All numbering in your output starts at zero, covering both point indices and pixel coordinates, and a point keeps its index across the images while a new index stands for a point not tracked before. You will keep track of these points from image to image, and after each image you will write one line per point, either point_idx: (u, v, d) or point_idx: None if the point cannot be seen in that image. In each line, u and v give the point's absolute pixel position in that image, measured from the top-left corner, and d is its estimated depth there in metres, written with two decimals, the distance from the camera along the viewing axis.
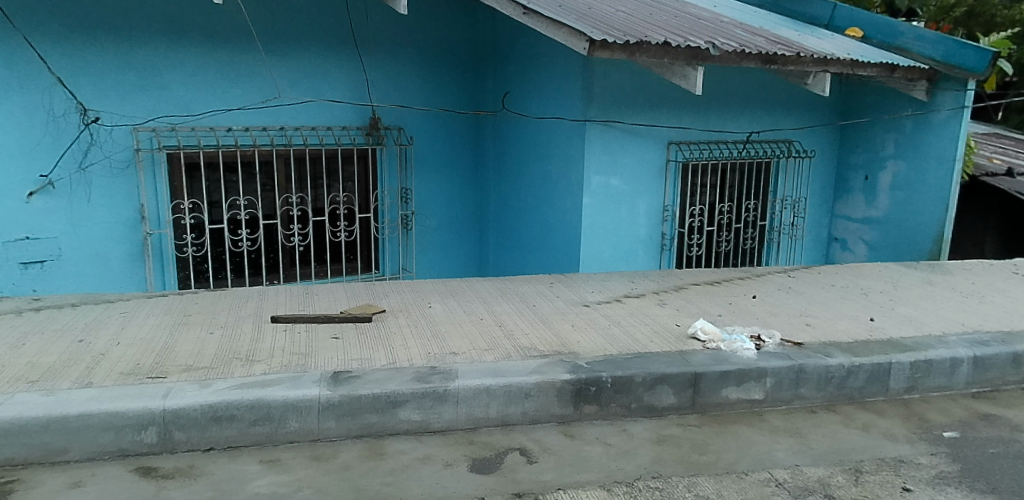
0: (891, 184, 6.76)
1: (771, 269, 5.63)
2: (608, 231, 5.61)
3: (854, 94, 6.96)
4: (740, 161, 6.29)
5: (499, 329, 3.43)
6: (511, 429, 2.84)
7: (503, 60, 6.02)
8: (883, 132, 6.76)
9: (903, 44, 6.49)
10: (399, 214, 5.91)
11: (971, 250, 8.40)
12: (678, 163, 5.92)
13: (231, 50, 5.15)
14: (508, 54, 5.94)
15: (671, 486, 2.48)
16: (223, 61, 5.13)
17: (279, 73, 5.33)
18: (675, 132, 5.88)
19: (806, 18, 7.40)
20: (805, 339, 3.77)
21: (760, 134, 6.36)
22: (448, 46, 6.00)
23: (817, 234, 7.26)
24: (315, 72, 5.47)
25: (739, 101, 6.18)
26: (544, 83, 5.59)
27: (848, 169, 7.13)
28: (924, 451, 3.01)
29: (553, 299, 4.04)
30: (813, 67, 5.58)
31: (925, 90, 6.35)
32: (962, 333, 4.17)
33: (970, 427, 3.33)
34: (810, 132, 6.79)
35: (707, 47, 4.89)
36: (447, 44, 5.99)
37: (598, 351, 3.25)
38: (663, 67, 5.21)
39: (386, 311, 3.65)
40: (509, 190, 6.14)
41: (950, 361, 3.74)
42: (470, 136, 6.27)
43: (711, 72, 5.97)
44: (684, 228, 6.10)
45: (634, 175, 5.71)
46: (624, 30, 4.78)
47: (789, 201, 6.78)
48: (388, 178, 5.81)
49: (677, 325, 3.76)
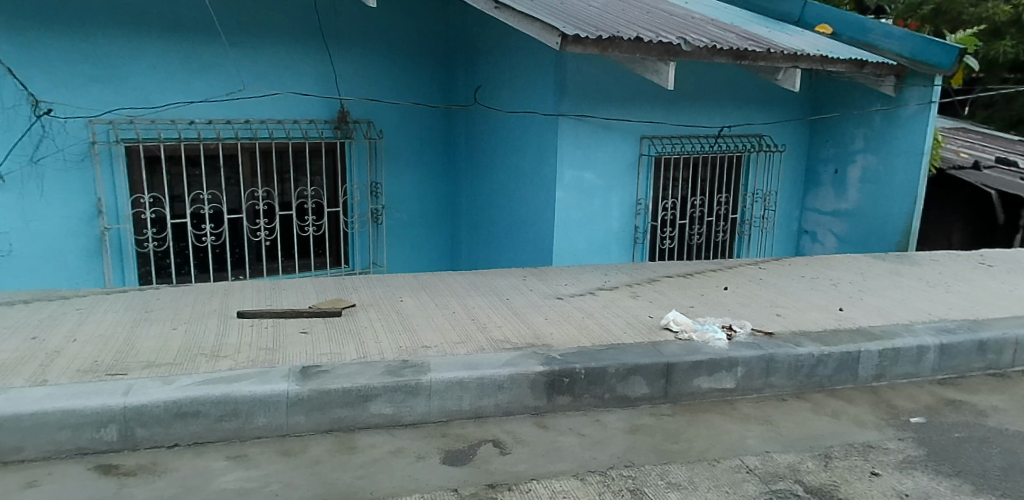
0: (860, 177, 6.86)
1: (742, 261, 5.69)
2: (581, 224, 5.62)
3: (824, 89, 7.05)
4: (712, 155, 6.34)
5: (471, 323, 3.42)
6: (484, 421, 2.83)
7: (475, 54, 5.99)
8: (851, 125, 6.86)
9: (871, 41, 6.58)
10: (369, 208, 5.85)
11: (938, 240, 8.61)
12: (650, 157, 5.95)
13: (196, 44, 5.07)
14: (480, 49, 5.93)
15: (643, 474, 2.48)
16: (187, 55, 5.05)
17: (247, 67, 5.26)
18: (648, 126, 5.91)
19: (777, 15, 7.49)
20: (776, 329, 3.81)
21: (731, 129, 6.42)
22: (419, 41, 5.96)
23: (787, 227, 7.35)
24: (284, 67, 5.41)
25: (710, 96, 6.23)
26: (516, 78, 5.58)
27: (817, 163, 7.22)
28: (892, 437, 3.06)
29: (526, 292, 4.04)
30: (783, 63, 5.63)
31: (894, 86, 6.43)
32: (928, 321, 4.25)
33: (936, 413, 3.41)
34: (780, 125, 6.86)
35: (679, 42, 4.91)
36: (419, 38, 5.95)
37: (572, 343, 3.25)
38: (635, 63, 5.23)
39: (357, 306, 3.62)
40: (481, 185, 6.12)
41: (917, 349, 3.81)
42: (442, 131, 6.24)
43: (683, 67, 6.01)
44: (657, 221, 6.13)
45: (607, 169, 5.72)
46: (596, 26, 4.78)
47: (760, 194, 6.85)
48: (358, 172, 5.75)
49: (649, 317, 3.78)
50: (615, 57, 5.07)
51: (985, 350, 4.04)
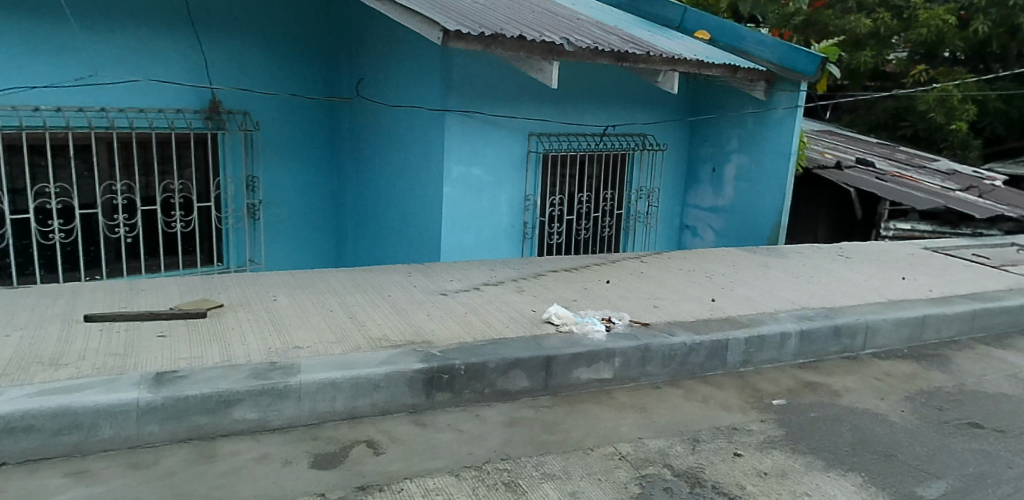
0: (735, 176, 7.24)
1: (626, 255, 5.86)
2: (470, 220, 5.61)
3: (703, 91, 7.39)
4: (598, 153, 6.49)
5: (348, 321, 3.32)
6: (358, 422, 2.76)
7: (359, 46, 5.85)
8: (727, 127, 7.23)
9: (745, 48, 6.97)
10: (245, 203, 5.60)
11: (805, 236, 9.17)
12: (538, 154, 6.02)
13: (41, 24, 4.64)
14: (364, 41, 5.79)
15: (519, 466, 2.51)
16: (31, 36, 4.62)
17: (102, 51, 4.87)
18: (535, 124, 5.98)
19: (660, 20, 7.79)
20: (652, 320, 3.95)
21: (616, 127, 6.60)
22: (299, 31, 5.72)
23: (670, 222, 7.66)
24: (148, 53, 5.07)
25: (596, 95, 6.37)
26: (401, 71, 5.49)
27: (696, 162, 7.57)
28: (754, 419, 3.28)
29: (408, 289, 3.98)
30: (663, 66, 5.83)
31: (764, 90, 6.88)
32: (791, 309, 4.55)
33: (795, 395, 3.66)
34: (661, 125, 7.13)
35: (561, 42, 4.97)
36: (300, 28, 5.73)
37: (452, 339, 3.23)
38: (520, 60, 5.26)
39: (224, 307, 3.43)
40: (368, 181, 5.98)
41: (780, 335, 4.07)
42: (326, 125, 6.05)
43: (569, 66, 6.12)
44: (544, 217, 6.21)
45: (495, 165, 5.73)
46: (479, 22, 4.77)
47: (644, 191, 7.10)
48: (231, 165, 5.49)
49: (532, 311, 3.82)
50: (499, 54, 5.08)
51: (840, 335, 4.38)
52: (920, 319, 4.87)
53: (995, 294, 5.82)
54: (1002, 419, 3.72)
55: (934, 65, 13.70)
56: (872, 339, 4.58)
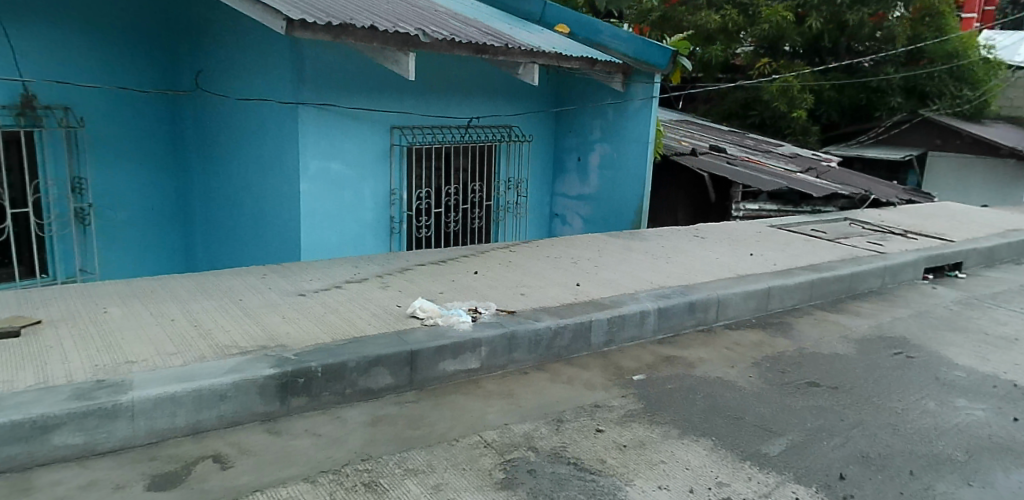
0: (599, 164, 7.46)
1: (495, 245, 5.90)
2: (331, 217, 5.43)
3: (565, 83, 7.55)
4: (463, 145, 6.47)
5: (193, 330, 3.10)
6: (204, 436, 2.58)
7: (202, 37, 5.50)
8: (590, 117, 7.44)
9: (603, 42, 7.20)
10: (71, 207, 5.10)
11: (667, 219, 9.82)
12: (402, 147, 5.90)
13: None
14: (207, 31, 5.46)
15: (380, 466, 2.46)
16: None
17: None
18: (398, 116, 5.86)
19: (521, 14, 7.90)
20: (518, 307, 3.99)
21: (480, 119, 6.61)
22: (130, 19, 5.27)
23: (540, 212, 7.78)
24: None
25: (458, 86, 6.34)
26: (250, 63, 5.23)
27: (562, 152, 7.74)
28: (616, 395, 3.43)
29: (263, 291, 3.77)
30: (522, 58, 5.88)
31: (622, 82, 7.13)
32: (650, 289, 4.75)
33: (654, 369, 3.84)
34: (526, 117, 7.21)
35: (416, 33, 4.89)
36: (134, 16, 5.29)
37: (309, 341, 3.09)
38: (375, 52, 5.13)
39: (46, 323, 3.09)
40: (218, 179, 5.64)
41: (640, 314, 4.23)
42: (167, 121, 5.65)
43: (431, 59, 6.06)
44: (411, 211, 6.10)
45: (357, 159, 5.58)
46: (328, 12, 4.60)
47: (513, 182, 7.16)
48: (51, 166, 4.99)
49: (396, 306, 3.74)
50: (352, 45, 4.93)
51: (694, 310, 4.63)
52: (765, 291, 5.24)
53: (828, 265, 6.39)
54: (834, 376, 4.09)
55: (776, 56, 14.59)
56: (723, 312, 4.89)
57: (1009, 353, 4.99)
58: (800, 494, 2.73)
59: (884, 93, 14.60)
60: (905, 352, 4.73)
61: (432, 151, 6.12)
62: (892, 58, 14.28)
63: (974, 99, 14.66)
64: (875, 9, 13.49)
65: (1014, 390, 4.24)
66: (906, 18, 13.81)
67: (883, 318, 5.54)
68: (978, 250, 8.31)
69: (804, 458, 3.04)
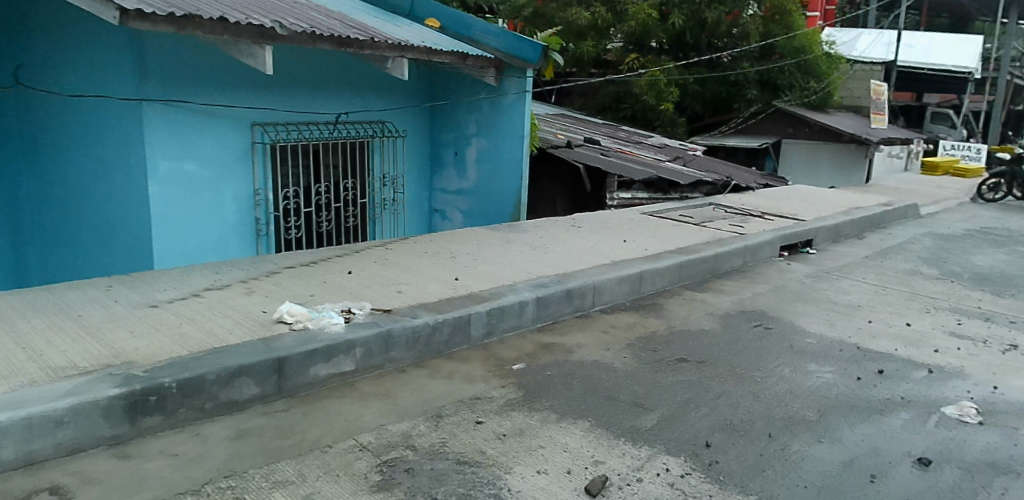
0: (476, 158, 7.46)
1: (372, 243, 5.72)
2: (186, 222, 5.09)
3: (437, 77, 7.46)
4: (332, 142, 6.26)
5: (23, 352, 2.80)
6: (38, 468, 2.33)
7: (27, 28, 4.99)
8: (465, 111, 7.41)
9: (473, 36, 7.20)
10: None
11: (546, 210, 9.91)
12: (264, 144, 5.63)
13: None
14: (34, 22, 4.96)
15: (246, 480, 2.33)
16: None
17: None
18: (259, 113, 5.58)
19: (388, 7, 7.75)
20: (394, 306, 3.90)
21: (349, 115, 6.40)
22: None
23: (419, 207, 7.67)
24: None
25: (324, 80, 6.12)
26: (83, 56, 4.79)
27: (438, 147, 7.66)
28: (496, 386, 3.43)
29: (109, 305, 3.47)
30: (391, 52, 5.73)
31: (495, 76, 7.16)
32: (528, 279, 4.80)
33: (534, 357, 3.88)
34: (398, 112, 7.06)
35: (272, 26, 4.66)
36: None
37: (161, 356, 2.87)
38: (228, 44, 4.85)
39: None
40: (52, 184, 5.12)
41: (518, 304, 4.26)
42: None
43: (293, 52, 5.81)
44: (278, 211, 5.82)
45: (214, 159, 5.25)
46: (171, 2, 4.30)
47: (389, 178, 7.02)
48: None
49: (262, 312, 3.54)
50: (201, 38, 4.64)
51: (571, 297, 4.73)
52: (638, 275, 5.44)
53: (695, 247, 6.73)
54: (702, 352, 4.31)
55: (643, 52, 15.21)
56: (599, 297, 5.02)
57: (852, 319, 5.48)
58: (670, 464, 2.92)
59: (742, 86, 15.58)
60: (764, 324, 5.07)
61: (298, 148, 5.91)
62: (747, 53, 15.27)
63: (819, 90, 16.50)
64: (731, 7, 14.51)
65: (857, 352, 4.66)
66: (759, 16, 14.99)
67: (745, 294, 5.92)
68: (825, 227, 9.07)
69: (672, 429, 3.22)
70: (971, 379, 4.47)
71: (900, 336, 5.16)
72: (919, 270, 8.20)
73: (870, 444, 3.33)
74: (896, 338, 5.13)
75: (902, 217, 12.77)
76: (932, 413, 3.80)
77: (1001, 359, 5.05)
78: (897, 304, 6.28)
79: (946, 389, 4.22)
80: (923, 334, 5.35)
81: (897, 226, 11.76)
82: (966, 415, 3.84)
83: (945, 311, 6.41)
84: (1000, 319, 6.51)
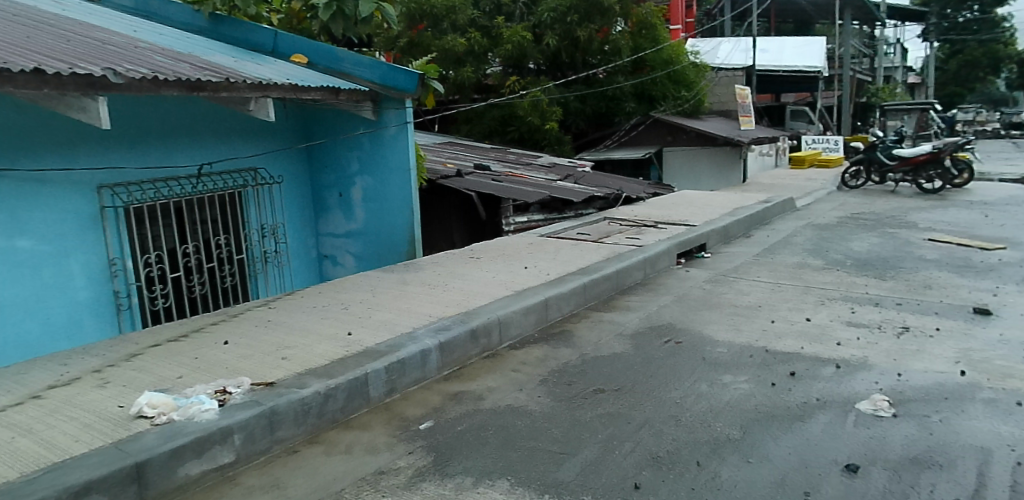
0: (362, 198, 7.69)
1: (225, 329, 4.94)
2: (47, 296, 5.09)
3: (311, 116, 7.65)
4: (204, 196, 6.33)
5: None
6: None
7: (172, 140, 6.13)
8: (343, 150, 7.64)
9: (344, 70, 7.31)
10: (134, 278, 5.74)
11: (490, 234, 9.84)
12: (117, 208, 5.62)
13: None
14: (161, 140, 6.02)
15: None
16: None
17: None
18: (106, 175, 5.57)
19: (249, 45, 7.66)
20: (278, 377, 3.94)
21: (213, 165, 6.49)
22: (121, 125, 5.70)
23: (305, 255, 7.78)
24: (34, 179, 5.04)
25: (201, 129, 6.39)
26: (169, 148, 6.09)
27: (322, 189, 7.84)
28: (402, 454, 3.46)
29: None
30: (251, 92, 5.78)
31: (373, 110, 7.44)
32: (429, 323, 4.95)
33: (441, 412, 3.98)
34: (270, 159, 7.20)
35: (103, 74, 4.59)
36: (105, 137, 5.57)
37: (39, 467, 2.89)
38: (54, 100, 4.76)
39: None
40: None
41: (420, 354, 4.41)
42: (93, 218, 5.47)
43: (133, 100, 5.78)
44: (141, 280, 5.79)
45: (55, 230, 5.18)
46: (35, 57, 4.44)
47: (269, 228, 7.11)
48: (115, 245, 5.62)
49: (120, 408, 3.51)
50: (27, 93, 4.51)
51: (477, 337, 4.89)
52: (544, 303, 5.61)
53: (597, 265, 6.86)
54: (619, 379, 4.37)
55: (521, 73, 16.24)
56: (506, 333, 5.18)
57: (755, 320, 5.60)
58: None
59: (620, 100, 17.54)
60: (676, 338, 5.18)
61: (173, 207, 6.05)
62: (619, 69, 17.07)
63: (690, 98, 19.14)
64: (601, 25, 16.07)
65: (767, 355, 4.75)
66: (627, 31, 16.65)
67: (652, 308, 6.03)
68: (716, 230, 9.33)
69: (598, 475, 3.18)
70: (877, 369, 4.54)
71: (802, 333, 5.28)
72: (806, 262, 8.51)
73: (798, 457, 3.32)
74: (800, 336, 5.21)
75: (782, 212, 13.34)
76: (848, 413, 3.82)
77: (896, 343, 5.20)
78: (794, 299, 6.45)
79: (857, 383, 4.28)
80: (823, 327, 5.48)
81: (780, 221, 12.35)
82: (880, 409, 3.87)
83: (838, 301, 6.62)
84: (887, 302, 6.79)
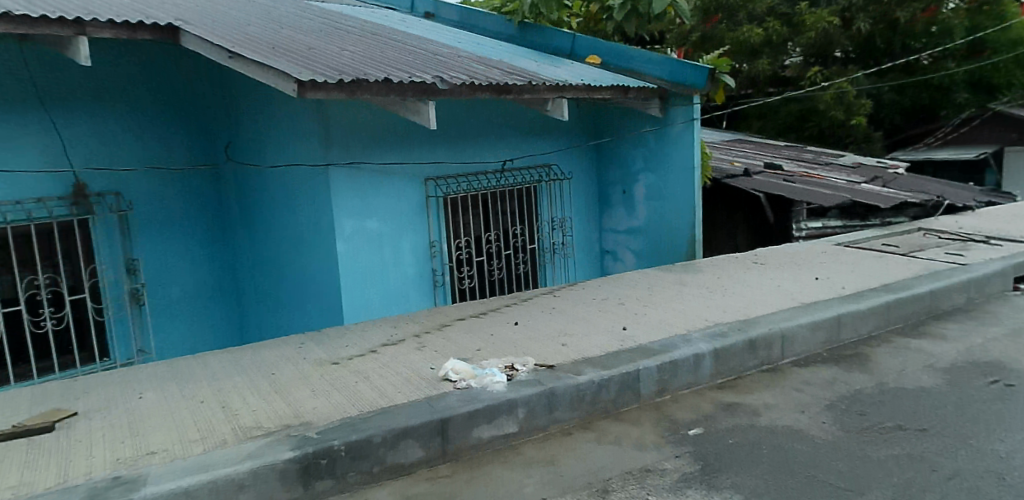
0: (645, 196, 7.82)
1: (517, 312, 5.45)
2: (382, 270, 6.07)
3: (602, 115, 7.99)
4: (504, 188, 7.03)
5: (285, 409, 3.58)
6: None
7: (482, 137, 6.88)
8: (630, 148, 7.85)
9: (635, 67, 7.49)
10: (446, 262, 6.59)
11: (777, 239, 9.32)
12: (437, 197, 6.49)
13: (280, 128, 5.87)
14: (472, 138, 6.78)
15: None
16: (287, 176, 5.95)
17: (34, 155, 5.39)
18: (431, 169, 6.46)
19: (551, 48, 8.23)
20: (558, 361, 4.26)
21: (514, 162, 7.15)
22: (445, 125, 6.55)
23: (590, 248, 8.17)
24: (379, 171, 6.03)
25: (506, 127, 7.07)
26: (478, 144, 6.85)
27: (608, 186, 8.13)
28: (669, 456, 3.54)
29: (336, 368, 4.21)
30: (549, 93, 6.24)
31: (659, 107, 7.49)
32: (705, 328, 4.92)
33: (712, 420, 3.96)
34: (563, 155, 7.69)
35: (433, 82, 5.32)
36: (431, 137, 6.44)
37: (370, 410, 3.53)
38: (397, 104, 5.64)
39: (78, 414, 3.64)
40: (281, 239, 6.23)
41: (693, 358, 4.42)
42: (417, 208, 6.37)
43: (452, 103, 6.59)
44: (452, 261, 6.63)
45: (390, 215, 6.14)
46: (382, 68, 5.30)
47: (558, 222, 7.62)
48: (435, 231, 6.49)
49: (430, 370, 4.11)
50: (377, 100, 5.43)
51: (756, 349, 4.73)
52: (835, 320, 5.20)
53: (905, 283, 6.12)
54: (921, 418, 3.89)
55: (826, 63, 15.03)
56: (788, 348, 4.92)
57: None
58: None
59: (950, 90, 15.18)
60: (1003, 380, 4.44)
61: (479, 198, 6.80)
62: (952, 53, 14.88)
63: None
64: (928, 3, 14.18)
65: None
66: (962, 8, 14.63)
67: (973, 341, 5.23)
68: None
69: None
70: None
71: None
72: None
73: None
74: None
75: None
76: None
77: None
78: None
79: None
80: None
81: None
82: None
83: None
84: None
